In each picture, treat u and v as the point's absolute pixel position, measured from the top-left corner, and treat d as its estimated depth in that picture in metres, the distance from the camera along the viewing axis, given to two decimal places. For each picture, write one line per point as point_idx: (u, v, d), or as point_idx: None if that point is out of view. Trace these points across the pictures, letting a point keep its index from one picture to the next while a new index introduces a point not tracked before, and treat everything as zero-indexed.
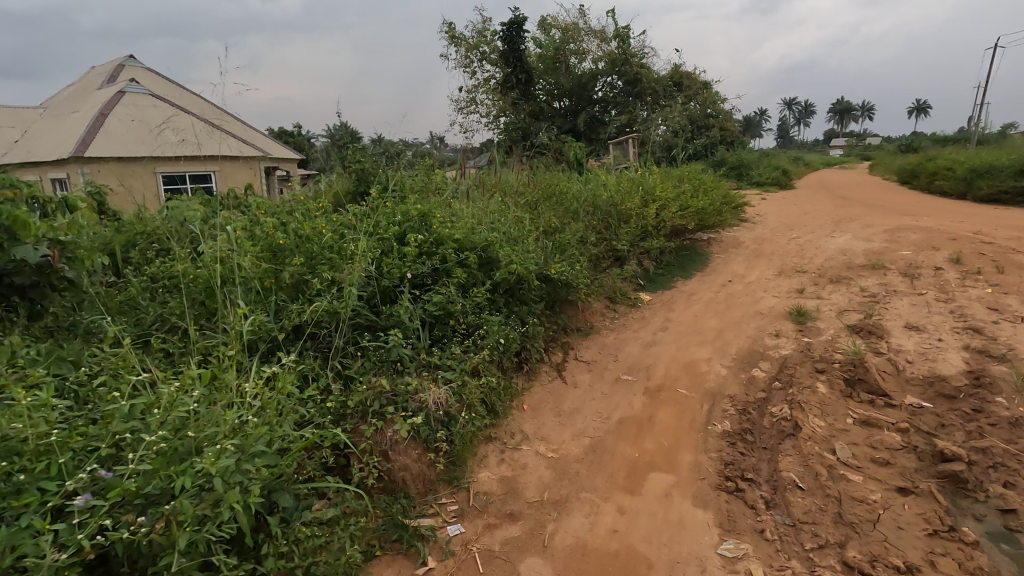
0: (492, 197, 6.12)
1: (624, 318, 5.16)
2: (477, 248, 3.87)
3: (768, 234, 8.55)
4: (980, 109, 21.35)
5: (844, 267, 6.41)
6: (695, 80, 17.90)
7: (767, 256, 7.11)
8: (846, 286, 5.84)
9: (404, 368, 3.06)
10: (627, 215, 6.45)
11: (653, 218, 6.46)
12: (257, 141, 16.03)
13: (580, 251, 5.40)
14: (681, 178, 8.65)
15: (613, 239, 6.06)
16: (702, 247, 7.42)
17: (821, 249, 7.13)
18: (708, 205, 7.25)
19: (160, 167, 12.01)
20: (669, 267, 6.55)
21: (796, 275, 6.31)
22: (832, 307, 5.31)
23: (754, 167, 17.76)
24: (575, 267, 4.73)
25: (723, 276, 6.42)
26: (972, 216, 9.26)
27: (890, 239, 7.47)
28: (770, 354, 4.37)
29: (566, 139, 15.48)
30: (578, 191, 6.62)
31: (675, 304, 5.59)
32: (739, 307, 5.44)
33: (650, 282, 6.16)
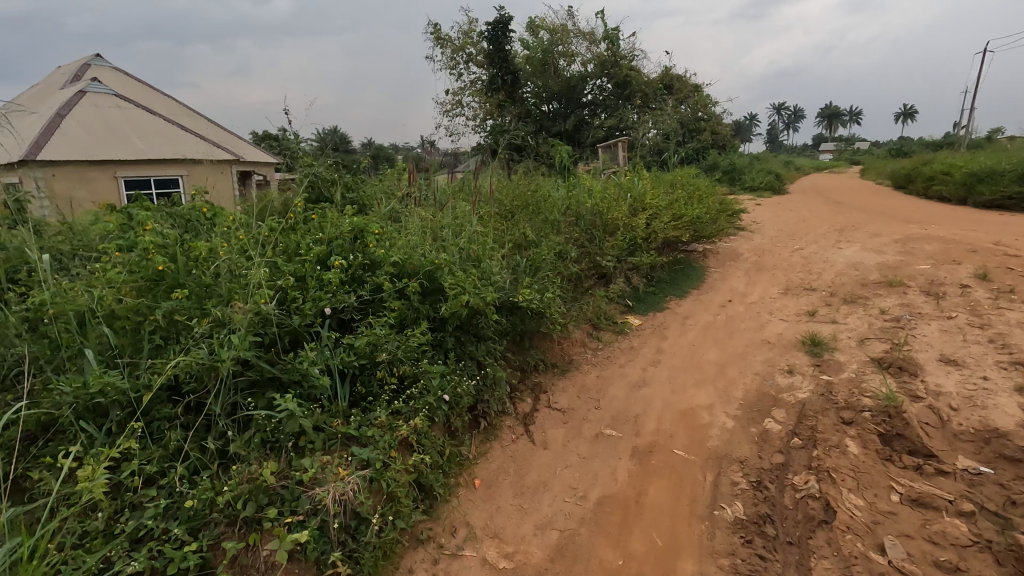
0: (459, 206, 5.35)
1: (609, 349, 4.39)
2: (421, 273, 3.07)
3: (767, 244, 7.84)
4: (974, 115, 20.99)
5: (857, 284, 5.69)
6: (686, 83, 17.28)
7: (770, 271, 6.38)
8: (862, 308, 5.11)
9: (305, 444, 2.25)
10: (613, 226, 5.70)
11: (642, 229, 5.71)
12: (227, 144, 15.13)
13: (558, 270, 4.62)
14: (674, 184, 7.91)
15: (597, 254, 5.29)
16: (697, 261, 6.68)
17: (829, 262, 6.42)
18: (704, 213, 6.51)
19: (121, 171, 11.07)
20: (661, 284, 5.80)
21: (804, 294, 5.58)
22: (850, 334, 4.57)
23: (747, 172, 17.15)
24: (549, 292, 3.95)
25: (722, 295, 5.68)
26: (984, 225, 8.62)
27: (903, 251, 6.76)
28: (784, 397, 3.62)
29: (554, 142, 14.75)
30: (558, 199, 5.86)
31: (668, 330, 4.83)
32: (742, 334, 4.69)
33: (639, 302, 5.41)
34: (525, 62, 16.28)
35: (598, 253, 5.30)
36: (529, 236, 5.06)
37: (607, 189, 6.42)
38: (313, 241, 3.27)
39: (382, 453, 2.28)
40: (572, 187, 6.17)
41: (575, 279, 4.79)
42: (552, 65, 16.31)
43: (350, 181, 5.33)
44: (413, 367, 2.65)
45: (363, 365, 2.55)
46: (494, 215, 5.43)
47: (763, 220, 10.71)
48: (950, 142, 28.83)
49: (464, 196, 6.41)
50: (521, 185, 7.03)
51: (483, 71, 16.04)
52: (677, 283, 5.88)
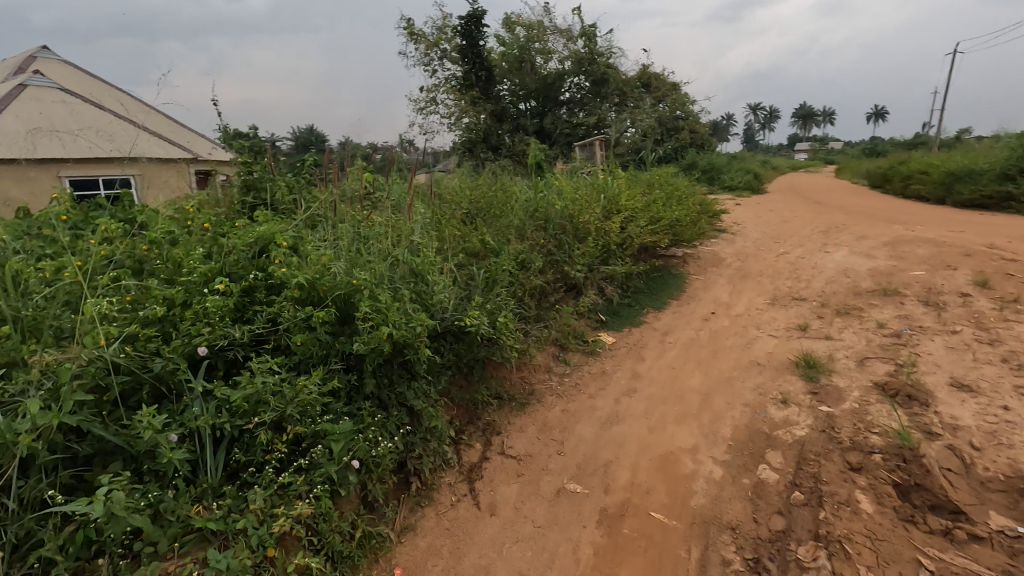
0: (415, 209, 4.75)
1: (578, 375, 3.82)
2: (333, 297, 2.46)
3: (750, 248, 7.37)
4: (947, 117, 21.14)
5: (849, 293, 5.21)
6: (664, 81, 16.86)
7: (755, 277, 5.88)
8: (858, 321, 4.63)
9: (143, 551, 1.66)
10: (585, 231, 5.15)
11: (615, 233, 5.18)
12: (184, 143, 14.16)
13: (520, 280, 4.04)
14: (652, 184, 7.39)
15: (566, 262, 4.74)
16: (677, 267, 6.16)
17: (817, 268, 5.95)
18: (683, 216, 5.99)
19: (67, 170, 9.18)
20: (638, 295, 5.26)
21: (793, 305, 5.08)
22: (847, 352, 4.07)
23: (726, 171, 16.84)
24: (503, 311, 3.37)
25: (704, 306, 5.16)
26: (971, 226, 8.28)
27: (893, 256, 6.34)
28: (779, 435, 3.08)
29: (530, 140, 14.17)
30: (526, 202, 5.28)
31: (645, 350, 4.28)
32: (728, 353, 4.16)
33: (614, 316, 4.85)
34: (500, 58, 15.67)
35: (567, 261, 4.74)
36: (488, 245, 4.50)
37: (577, 190, 5.88)
38: (205, 258, 2.64)
39: (249, 558, 1.70)
40: (538, 187, 5.62)
41: (540, 290, 4.22)
42: (529, 62, 15.72)
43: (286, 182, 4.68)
44: (312, 424, 2.04)
45: (240, 427, 1.93)
46: (451, 221, 4.83)
47: (745, 221, 10.28)
48: (921, 142, 29.12)
49: (420, 198, 5.80)
50: (486, 185, 6.45)
51: (456, 68, 15.39)
52: (655, 293, 5.35)
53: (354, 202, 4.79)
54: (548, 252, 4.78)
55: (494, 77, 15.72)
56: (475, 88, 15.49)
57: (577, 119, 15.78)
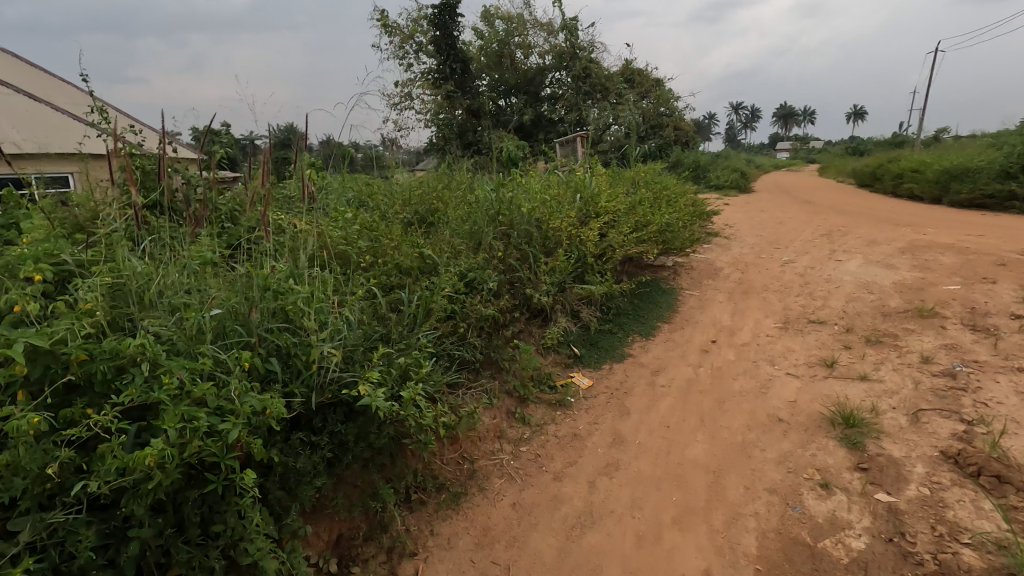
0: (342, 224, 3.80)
1: (539, 441, 2.82)
2: (94, 375, 1.44)
3: (749, 256, 6.43)
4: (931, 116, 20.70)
5: (876, 315, 4.28)
6: (648, 77, 15.97)
7: (759, 293, 4.94)
8: (895, 353, 3.70)
9: None
10: (555, 242, 4.16)
11: (592, 242, 4.20)
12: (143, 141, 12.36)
13: (464, 309, 3.03)
14: (637, 184, 6.41)
15: (530, 279, 3.74)
16: (667, 281, 5.20)
17: (832, 281, 5.02)
18: (674, 221, 5.02)
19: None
20: (621, 318, 4.28)
21: (810, 331, 4.13)
22: (894, 400, 3.12)
23: (712, 171, 16.04)
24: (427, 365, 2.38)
25: (703, 332, 4.19)
26: (987, 229, 7.44)
27: (916, 265, 5.44)
28: (826, 550, 2.12)
29: (507, 137, 13.12)
30: (484, 203, 4.28)
31: (630, 398, 3.29)
32: (738, 401, 3.19)
33: (590, 348, 3.85)
34: (478, 52, 14.61)
35: (531, 279, 3.74)
36: (430, 260, 3.56)
37: (548, 192, 4.90)
38: None
39: None
40: (498, 187, 4.63)
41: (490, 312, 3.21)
42: (508, 57, 14.72)
43: (176, 181, 3.65)
44: None
45: None
46: (387, 230, 3.81)
47: (737, 223, 9.37)
48: (903, 141, 28.77)
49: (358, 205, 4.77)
50: (440, 185, 5.42)
51: (428, 59, 14.25)
52: (641, 316, 4.37)
53: (261, 204, 3.75)
54: (508, 266, 3.78)
55: (469, 71, 14.66)
56: (449, 82, 14.36)
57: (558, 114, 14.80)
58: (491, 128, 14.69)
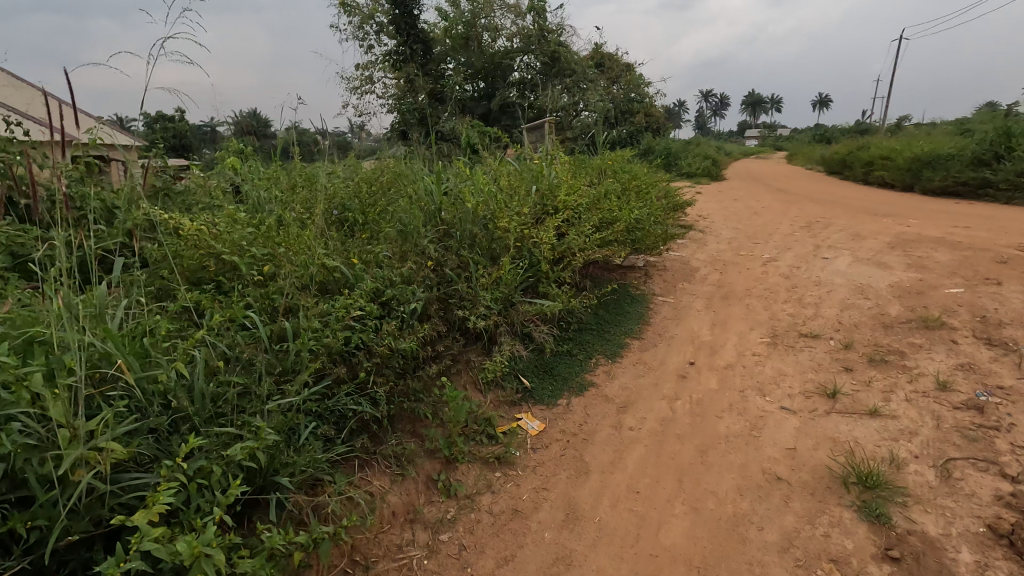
0: (235, 230, 3.04)
1: (468, 523, 2.12)
2: None
3: (726, 252, 5.83)
4: (896, 103, 20.63)
5: (876, 327, 3.69)
6: (618, 62, 15.27)
7: (741, 300, 4.34)
8: (905, 377, 3.10)
9: None
10: (503, 246, 3.44)
11: (548, 245, 3.48)
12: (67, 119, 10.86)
13: (367, 343, 2.31)
14: (604, 173, 5.70)
15: (468, 294, 3.01)
16: (638, 286, 4.56)
17: (822, 283, 4.44)
18: (644, 216, 4.35)
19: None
20: (582, 336, 3.58)
21: (802, 347, 3.53)
22: (914, 445, 2.51)
23: (683, 159, 15.54)
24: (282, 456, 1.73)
25: (679, 351, 3.56)
26: (972, 221, 6.99)
27: (910, 264, 4.89)
28: None
29: (469, 123, 12.28)
30: (417, 201, 3.54)
31: (590, 447, 2.62)
32: (723, 449, 2.54)
33: (544, 376, 3.15)
34: (442, 35, 13.59)
35: (469, 293, 3.00)
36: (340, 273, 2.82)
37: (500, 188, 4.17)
38: None
39: None
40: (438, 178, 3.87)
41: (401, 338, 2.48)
42: (474, 40, 13.82)
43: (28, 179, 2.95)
44: None
45: None
46: (291, 236, 3.05)
47: (710, 214, 8.80)
48: (867, 128, 28.92)
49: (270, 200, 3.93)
50: (375, 173, 4.58)
51: (385, 40, 13.14)
52: (606, 332, 3.70)
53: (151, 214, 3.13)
54: (441, 276, 3.05)
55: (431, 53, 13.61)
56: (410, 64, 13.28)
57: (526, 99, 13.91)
58: (455, 114, 13.72)
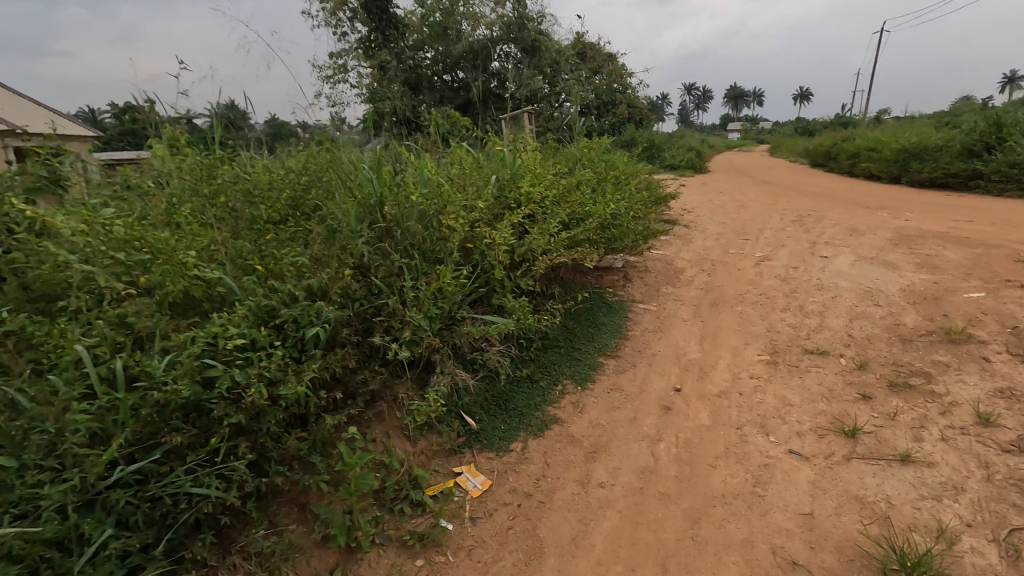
0: (103, 230, 2.38)
1: None
2: None
3: (714, 250, 5.25)
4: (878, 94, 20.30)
5: (891, 342, 3.14)
6: (600, 51, 14.59)
7: (733, 307, 3.77)
8: (936, 407, 2.55)
9: None
10: (446, 251, 2.81)
11: (504, 246, 2.86)
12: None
13: (230, 391, 1.69)
14: (579, 163, 5.07)
15: (398, 310, 2.37)
16: (615, 292, 3.97)
17: (824, 287, 3.88)
18: (623, 211, 3.75)
19: None
20: (546, 357, 2.97)
21: (808, 367, 2.96)
22: (963, 508, 1.96)
23: (666, 151, 14.98)
24: None
25: (662, 374, 2.98)
26: (972, 215, 6.51)
27: (919, 263, 4.36)
28: None
29: (442, 113, 11.53)
30: (349, 200, 2.92)
31: (547, 514, 2.01)
32: (720, 516, 1.96)
33: (497, 410, 2.53)
34: (419, 22, 12.59)
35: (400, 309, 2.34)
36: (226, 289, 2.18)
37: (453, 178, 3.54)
38: None
39: None
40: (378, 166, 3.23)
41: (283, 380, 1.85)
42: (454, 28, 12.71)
43: None
44: None
45: None
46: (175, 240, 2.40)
47: (695, 208, 8.24)
48: (848, 121, 28.74)
49: (174, 185, 3.23)
50: (311, 157, 3.88)
51: (354, 25, 12.25)
52: (576, 351, 3.10)
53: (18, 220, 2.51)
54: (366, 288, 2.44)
55: (403, 39, 12.76)
56: (382, 51, 12.43)
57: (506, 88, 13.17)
58: (431, 103, 12.93)
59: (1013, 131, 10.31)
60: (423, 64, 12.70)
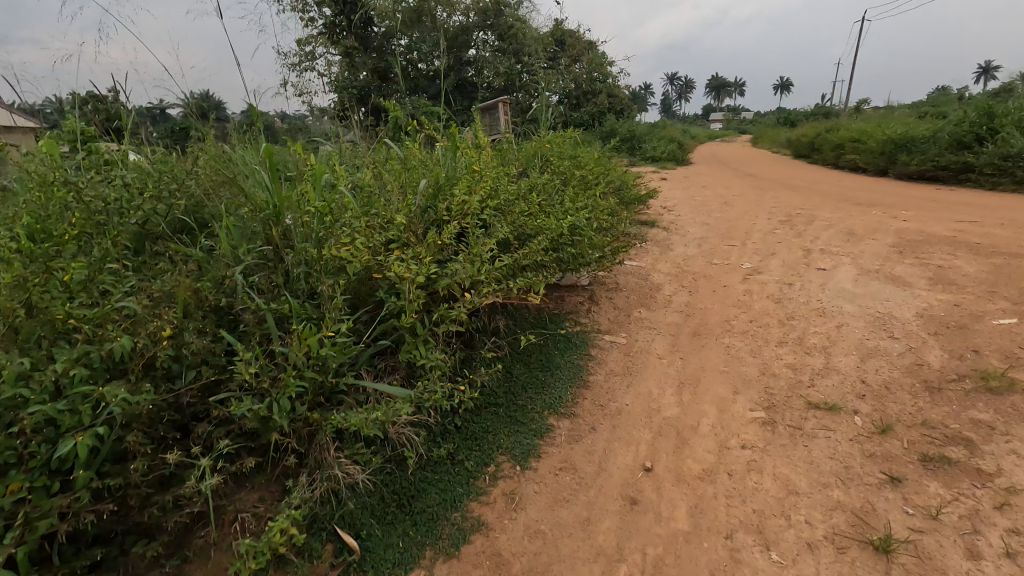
0: None
1: None
2: None
3: (696, 260, 4.58)
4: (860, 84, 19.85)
5: (916, 391, 2.50)
6: (580, 39, 13.84)
7: (717, 339, 3.11)
8: (989, 496, 1.91)
9: None
10: (335, 287, 2.08)
11: (419, 279, 2.15)
12: None
13: None
14: (541, 161, 4.35)
15: (245, 385, 1.68)
16: (578, 320, 3.30)
17: (826, 312, 3.24)
18: (585, 222, 3.06)
19: None
20: (478, 423, 2.27)
21: (815, 432, 2.30)
22: None
23: (647, 142, 14.33)
24: None
25: (628, 442, 2.31)
26: (975, 216, 5.94)
27: (932, 279, 3.74)
28: None
29: (411, 104, 10.76)
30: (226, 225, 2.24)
31: None
32: None
33: (399, 518, 1.83)
34: None
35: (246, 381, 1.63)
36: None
37: (373, 188, 2.82)
38: None
39: None
40: (271, 169, 2.52)
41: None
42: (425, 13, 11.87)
43: None
44: None
45: None
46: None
47: (676, 206, 7.59)
48: (830, 111, 28.40)
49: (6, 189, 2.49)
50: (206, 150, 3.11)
51: (316, 7, 11.20)
52: (518, 412, 2.40)
53: None
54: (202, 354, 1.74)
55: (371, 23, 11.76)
56: (347, 36, 11.42)
57: (483, 77, 12.29)
58: (404, 92, 12.00)
59: (1004, 122, 9.82)
60: (394, 51, 11.72)
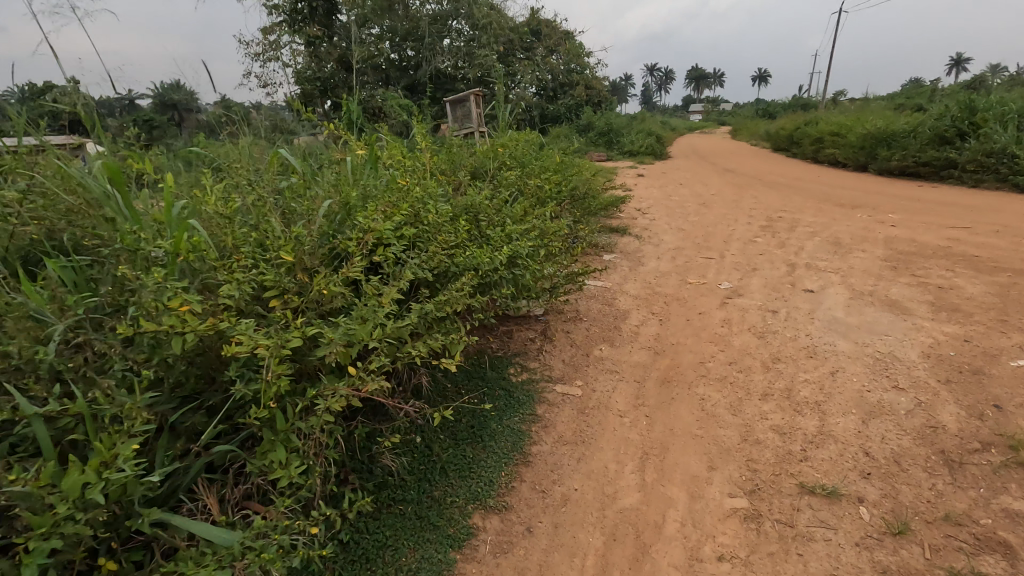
0: None
1: None
2: None
3: (669, 278, 4.06)
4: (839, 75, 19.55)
5: (932, 467, 2.01)
6: (557, 29, 13.19)
7: (689, 388, 2.60)
8: None
9: None
10: (164, 366, 1.50)
11: (284, 351, 1.56)
12: None
13: None
14: (491, 169, 3.79)
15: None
16: (524, 364, 2.77)
17: (816, 352, 2.74)
18: (528, 252, 2.53)
19: None
20: (373, 535, 1.73)
21: (811, 531, 1.80)
22: None
23: (626, 135, 13.78)
24: None
25: (572, 552, 1.78)
26: (966, 221, 5.52)
27: (933, 304, 3.27)
28: None
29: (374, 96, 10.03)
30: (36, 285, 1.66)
31: None
32: None
33: None
34: None
35: None
36: None
37: (258, 211, 2.22)
38: None
39: None
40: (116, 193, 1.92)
41: None
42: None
43: None
44: None
45: None
46: None
47: (651, 208, 7.07)
48: (807, 103, 28.23)
49: None
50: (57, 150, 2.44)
51: None
52: (432, 510, 1.87)
53: None
54: None
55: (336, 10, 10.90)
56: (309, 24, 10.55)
57: (458, 70, 11.49)
58: (375, 85, 11.21)
59: (987, 116, 9.48)
60: (363, 40, 10.88)
